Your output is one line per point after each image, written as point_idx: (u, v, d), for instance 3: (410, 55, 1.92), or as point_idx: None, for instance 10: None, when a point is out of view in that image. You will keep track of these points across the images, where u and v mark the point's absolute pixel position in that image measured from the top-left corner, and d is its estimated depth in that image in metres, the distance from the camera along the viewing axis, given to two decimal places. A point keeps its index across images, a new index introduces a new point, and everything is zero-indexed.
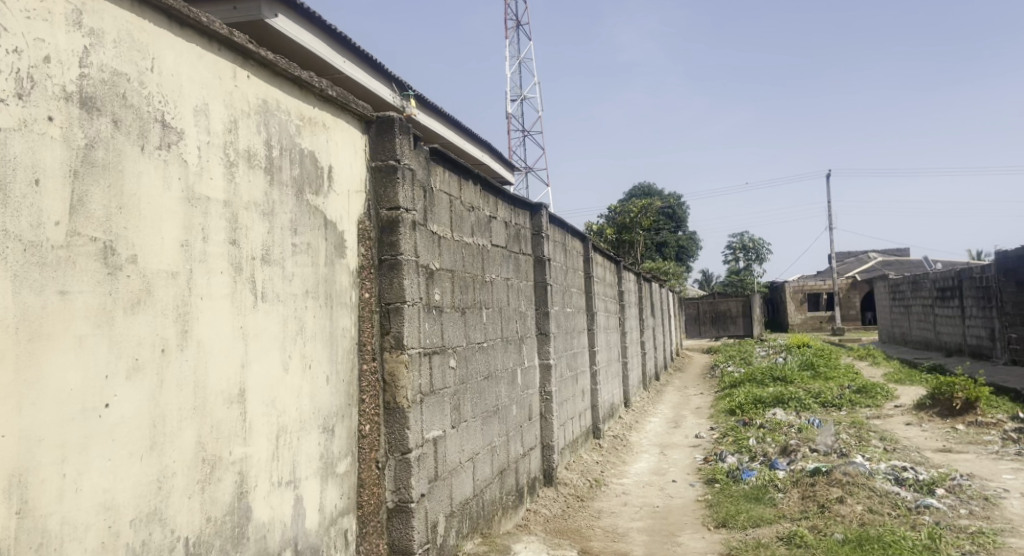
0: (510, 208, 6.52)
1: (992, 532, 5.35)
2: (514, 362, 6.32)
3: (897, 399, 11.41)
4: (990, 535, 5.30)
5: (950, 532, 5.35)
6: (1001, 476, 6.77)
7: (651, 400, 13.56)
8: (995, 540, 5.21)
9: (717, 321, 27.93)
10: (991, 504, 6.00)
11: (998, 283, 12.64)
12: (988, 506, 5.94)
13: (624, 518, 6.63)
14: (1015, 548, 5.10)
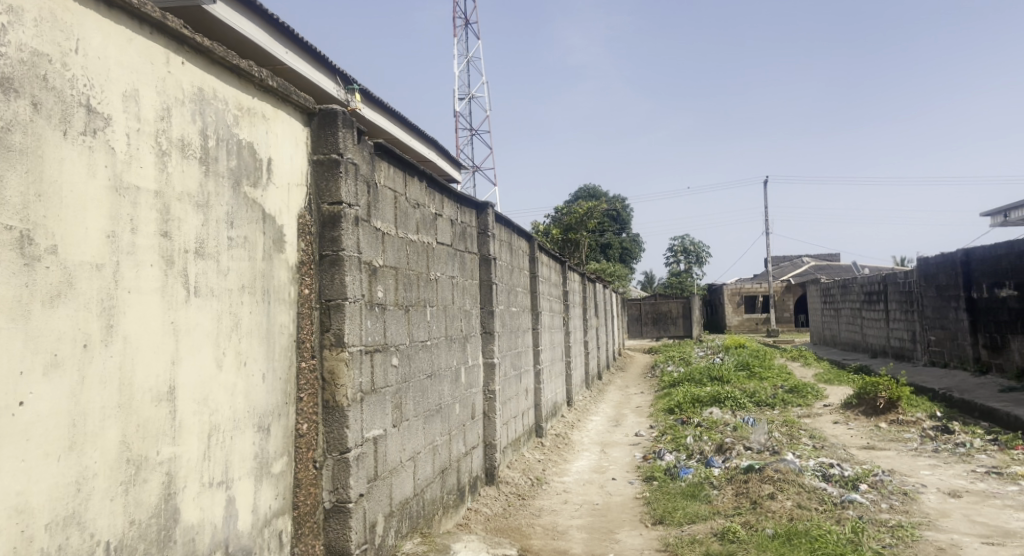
0: (456, 205, 6.46)
1: (911, 526, 5.52)
2: (457, 360, 6.27)
3: (827, 399, 11.69)
4: (909, 528, 5.46)
5: (873, 526, 5.50)
6: (920, 472, 6.99)
7: (593, 399, 13.63)
8: (914, 533, 5.37)
9: (658, 321, 28.28)
10: (910, 499, 6.18)
11: (921, 287, 13.06)
12: (907, 501, 6.12)
13: (564, 516, 6.64)
14: (933, 540, 5.26)
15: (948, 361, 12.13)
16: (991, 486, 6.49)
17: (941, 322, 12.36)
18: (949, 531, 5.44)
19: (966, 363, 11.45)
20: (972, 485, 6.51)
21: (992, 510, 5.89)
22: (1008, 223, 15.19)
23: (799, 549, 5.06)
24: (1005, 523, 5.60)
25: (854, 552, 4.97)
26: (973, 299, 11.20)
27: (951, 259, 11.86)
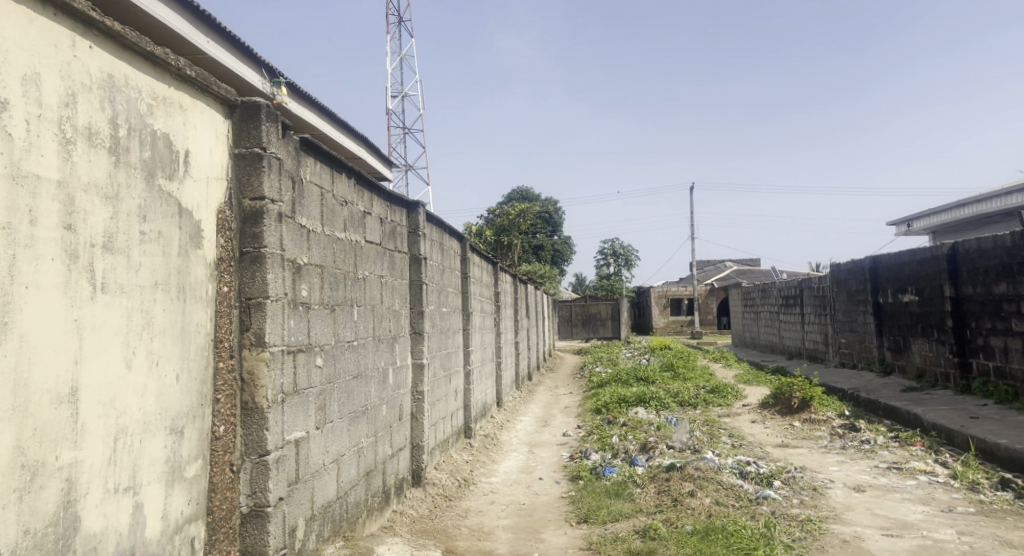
0: (386, 204, 6.38)
1: (819, 520, 5.69)
2: (385, 361, 6.19)
3: (746, 398, 11.98)
4: (817, 522, 5.63)
5: (784, 520, 5.65)
6: (828, 468, 7.22)
7: (523, 399, 13.66)
8: (822, 527, 5.54)
9: (588, 323, 28.53)
10: (819, 494, 6.37)
11: (833, 291, 13.51)
12: (817, 496, 6.31)
13: (491, 517, 6.62)
14: (839, 533, 5.43)
15: (857, 362, 12.58)
16: (893, 480, 6.73)
17: (851, 325, 12.81)
18: (853, 524, 5.63)
19: (874, 364, 11.88)
20: (876, 480, 6.74)
21: (894, 503, 6.11)
22: (912, 233, 15.68)
23: (715, 546, 5.16)
24: (906, 515, 5.80)
25: (767, 548, 5.09)
26: (879, 304, 11.63)
27: (861, 265, 12.27)
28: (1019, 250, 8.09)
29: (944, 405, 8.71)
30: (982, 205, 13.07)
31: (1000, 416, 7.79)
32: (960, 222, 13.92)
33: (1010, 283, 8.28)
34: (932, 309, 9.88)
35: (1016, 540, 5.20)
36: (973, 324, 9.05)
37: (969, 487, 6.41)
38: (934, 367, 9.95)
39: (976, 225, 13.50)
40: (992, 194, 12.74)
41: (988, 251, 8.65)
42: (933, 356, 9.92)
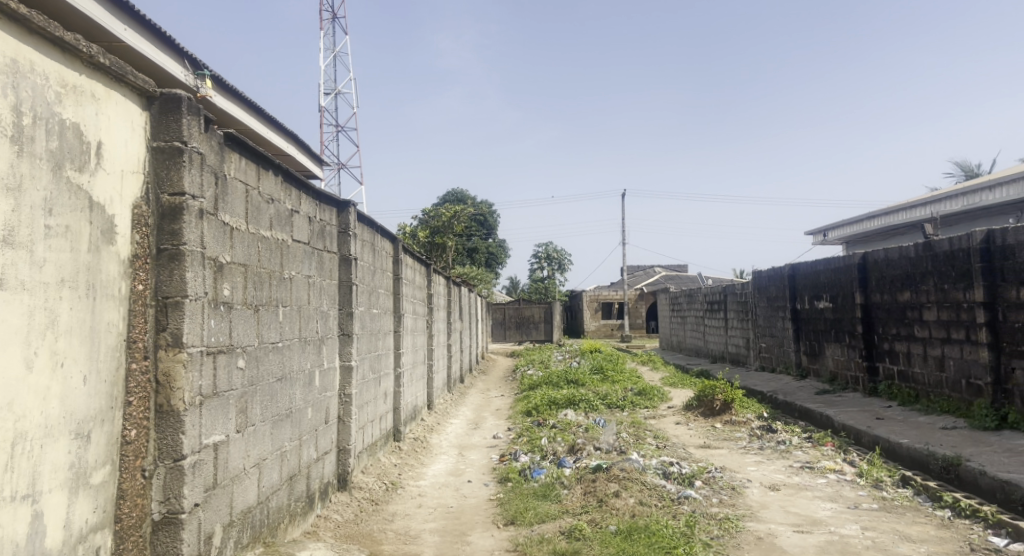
0: (315, 202, 6.25)
1: (736, 518, 5.81)
2: (311, 363, 6.07)
3: (672, 401, 12.16)
4: (734, 520, 5.75)
5: (703, 519, 5.75)
6: (746, 468, 7.37)
7: (454, 402, 13.59)
8: (738, 525, 5.66)
9: (521, 326, 28.55)
10: (737, 493, 6.49)
11: (754, 298, 13.84)
12: (735, 495, 6.43)
13: (418, 520, 6.56)
14: (753, 531, 5.55)
15: (776, 366, 12.92)
16: (805, 479, 6.91)
17: (770, 329, 13.15)
18: (767, 522, 5.76)
19: (791, 368, 12.22)
20: (789, 479, 6.91)
21: (805, 501, 6.27)
22: (827, 243, 16.11)
23: (638, 545, 5.22)
24: (816, 512, 5.96)
25: (687, 546, 5.17)
26: (796, 310, 11.95)
27: (780, 272, 12.60)
28: (921, 260, 8.41)
29: (853, 407, 9.00)
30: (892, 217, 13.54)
31: (903, 417, 8.10)
32: (870, 233, 14.40)
33: (913, 292, 8.61)
34: (844, 316, 10.20)
35: (916, 535, 5.40)
36: (880, 330, 9.39)
37: (873, 484, 6.62)
38: (845, 371, 10.29)
39: (886, 236, 13.98)
40: (901, 207, 13.22)
41: (894, 260, 8.96)
42: (845, 360, 10.26)
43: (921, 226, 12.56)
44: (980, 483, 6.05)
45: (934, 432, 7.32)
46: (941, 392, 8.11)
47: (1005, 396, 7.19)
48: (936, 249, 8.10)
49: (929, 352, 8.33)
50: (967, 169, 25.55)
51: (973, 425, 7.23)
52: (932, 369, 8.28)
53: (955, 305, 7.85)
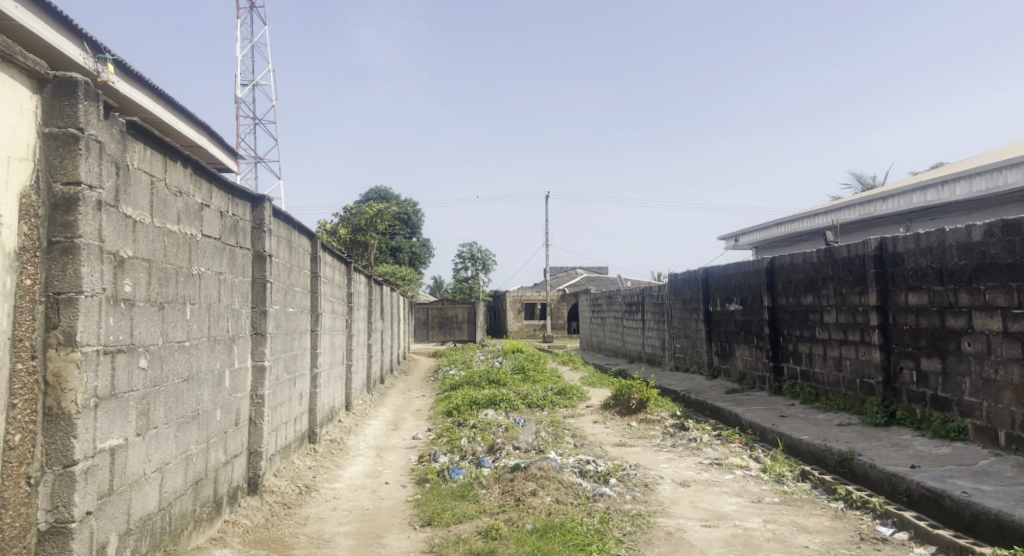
0: (227, 196, 6.03)
1: (648, 514, 5.87)
2: (221, 363, 5.85)
3: (590, 400, 12.26)
4: (646, 516, 5.81)
5: (616, 516, 5.79)
6: (659, 465, 7.46)
7: (373, 402, 13.39)
8: (650, 521, 5.72)
9: (444, 326, 28.33)
10: (650, 490, 6.56)
11: (670, 299, 14.08)
12: (648, 492, 6.49)
13: (331, 523, 6.40)
14: (664, 526, 5.62)
15: (689, 366, 13.17)
16: (714, 475, 7.03)
17: (684, 330, 13.39)
18: (677, 517, 5.83)
19: (703, 367, 12.47)
20: (699, 475, 7.02)
21: (713, 496, 6.37)
22: (738, 247, 16.45)
23: (553, 542, 5.21)
24: (723, 507, 6.07)
25: (600, 543, 5.19)
26: (709, 311, 12.19)
27: (695, 274, 12.83)
28: (823, 265, 8.66)
29: (760, 405, 9.24)
30: (796, 224, 13.91)
31: (806, 415, 8.35)
32: (778, 238, 14.73)
33: (816, 295, 8.86)
34: (753, 317, 10.45)
35: (813, 527, 5.56)
36: (785, 332, 9.65)
37: (776, 479, 6.78)
38: (752, 371, 10.56)
39: (793, 241, 14.32)
40: (806, 214, 13.54)
41: (799, 265, 9.21)
42: (753, 360, 10.52)
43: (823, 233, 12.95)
44: (871, 475, 6.27)
45: (832, 428, 7.57)
46: (838, 390, 8.41)
47: (895, 394, 7.49)
48: (836, 254, 8.36)
49: (828, 353, 8.60)
50: (864, 180, 26.42)
51: (866, 421, 7.53)
52: (831, 369, 8.54)
53: (852, 308, 8.11)
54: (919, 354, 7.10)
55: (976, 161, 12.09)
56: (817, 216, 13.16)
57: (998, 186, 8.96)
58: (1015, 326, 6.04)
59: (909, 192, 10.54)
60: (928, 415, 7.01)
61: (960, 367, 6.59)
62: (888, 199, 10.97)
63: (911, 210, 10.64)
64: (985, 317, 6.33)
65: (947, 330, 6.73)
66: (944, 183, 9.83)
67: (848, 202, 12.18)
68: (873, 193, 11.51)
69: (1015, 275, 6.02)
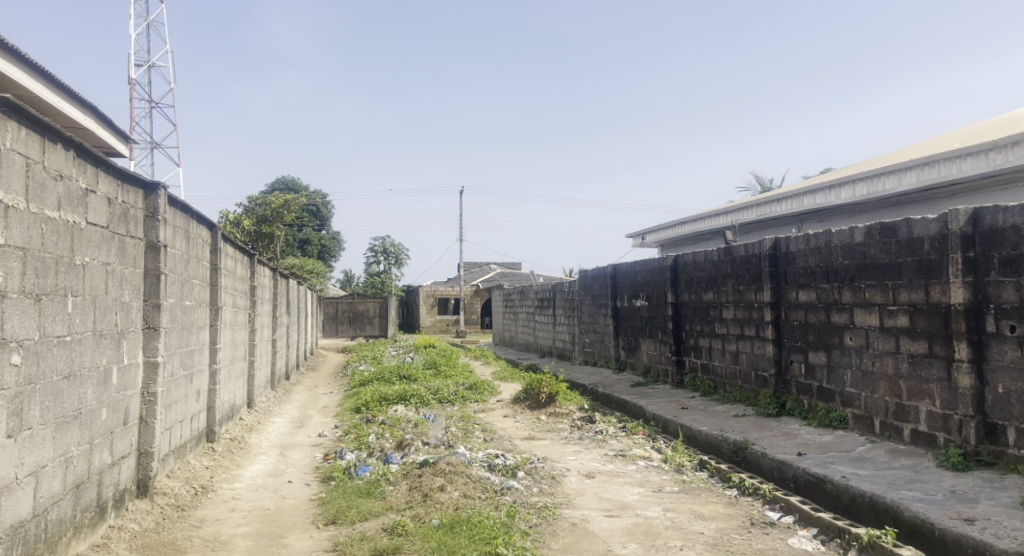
0: (116, 181, 5.67)
1: (554, 506, 5.83)
2: (108, 359, 5.50)
3: (501, 395, 12.20)
4: (552, 508, 5.76)
5: (523, 509, 5.73)
6: (566, 457, 7.45)
7: (277, 399, 12.97)
8: (556, 512, 5.68)
9: (355, 320, 27.73)
10: (556, 482, 6.53)
11: (580, 295, 14.15)
12: (554, 484, 6.46)
13: (229, 525, 6.12)
14: (569, 517, 5.59)
15: (597, 361, 13.28)
16: (617, 466, 7.07)
17: (593, 326, 13.50)
18: (582, 508, 5.81)
19: (611, 362, 12.59)
20: (604, 467, 7.04)
21: (617, 486, 6.39)
22: (645, 245, 16.67)
23: (459, 537, 5.11)
24: (625, 497, 6.09)
25: (506, 536, 5.11)
26: (617, 307, 12.30)
27: (604, 271, 12.94)
28: (722, 264, 8.82)
29: (662, 397, 9.38)
30: (699, 223, 14.18)
31: (704, 407, 8.51)
32: (682, 236, 15.01)
33: (715, 292, 9.02)
34: (658, 313, 10.58)
35: (708, 513, 5.64)
36: (687, 327, 9.80)
37: (675, 469, 6.85)
38: (656, 365, 10.73)
39: (696, 240, 14.60)
40: (707, 214, 13.82)
41: (700, 263, 9.37)
42: (657, 355, 10.66)
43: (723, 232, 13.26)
44: (762, 464, 6.41)
45: (728, 419, 7.72)
46: (734, 382, 8.59)
47: (785, 386, 7.70)
48: (734, 253, 8.52)
49: (726, 347, 8.78)
50: (762, 182, 27.39)
51: (759, 412, 7.72)
52: (728, 362, 8.73)
53: (748, 305, 8.29)
54: (806, 348, 7.31)
55: (867, 164, 12.58)
56: (717, 216, 13.45)
57: (879, 192, 9.30)
58: (890, 322, 6.27)
59: (801, 195, 10.85)
60: (814, 406, 7.23)
61: (842, 359, 6.81)
62: (782, 201, 11.28)
63: (802, 213, 10.97)
64: (865, 313, 6.54)
65: (832, 325, 6.94)
66: (831, 187, 10.17)
67: (746, 203, 12.47)
68: (768, 195, 11.82)
69: (891, 274, 6.23)
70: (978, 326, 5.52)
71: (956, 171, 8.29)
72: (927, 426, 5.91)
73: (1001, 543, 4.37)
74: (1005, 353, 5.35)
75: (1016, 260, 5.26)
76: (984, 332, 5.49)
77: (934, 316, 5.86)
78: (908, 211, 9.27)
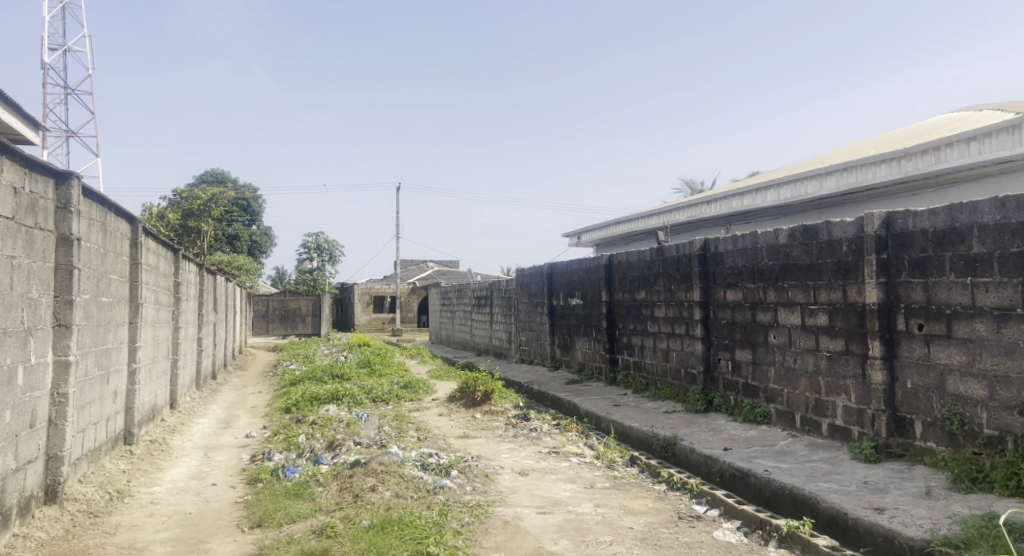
0: (22, 169, 5.33)
1: (487, 504, 5.73)
2: (12, 358, 5.17)
3: (436, 393, 12.03)
4: (486, 506, 5.66)
5: (455, 507, 5.60)
6: (500, 455, 7.34)
7: (203, 400, 12.54)
8: (489, 510, 5.57)
9: (286, 319, 26.92)
10: (490, 480, 6.42)
11: (517, 294, 14.08)
12: (488, 482, 6.36)
13: (147, 530, 5.83)
14: (501, 515, 5.49)
15: (534, 359, 13.22)
16: (550, 463, 7.00)
17: (530, 324, 13.44)
18: (514, 505, 5.72)
19: (546, 360, 12.55)
20: (537, 464, 6.96)
21: (549, 483, 6.32)
22: (581, 245, 16.71)
23: (390, 537, 4.96)
24: (557, 493, 6.02)
25: (438, 535, 4.99)
26: (553, 306, 12.26)
27: (540, 269, 12.89)
28: (655, 263, 8.84)
29: (595, 395, 9.37)
30: (633, 224, 14.26)
31: (637, 403, 8.52)
32: (618, 237, 15.07)
33: (648, 291, 9.04)
34: (592, 311, 10.59)
35: (638, 508, 5.61)
36: (620, 325, 9.81)
37: (607, 465, 6.82)
38: (590, 363, 10.73)
39: (631, 241, 14.68)
40: (640, 215, 13.90)
41: (633, 262, 9.38)
42: (592, 353, 10.65)
43: (656, 232, 13.34)
44: (690, 458, 6.43)
45: (658, 416, 7.74)
46: (665, 380, 8.62)
47: (713, 383, 7.75)
48: (666, 253, 8.54)
49: (657, 345, 8.80)
50: (695, 187, 27.82)
51: (688, 408, 7.77)
52: (659, 359, 8.76)
53: (678, 304, 8.32)
54: (733, 346, 7.37)
55: (793, 167, 12.82)
56: (650, 218, 13.54)
57: (802, 195, 9.47)
58: (811, 321, 6.34)
59: (729, 197, 10.98)
60: (740, 402, 7.29)
61: (766, 357, 6.88)
62: (712, 203, 11.41)
63: (730, 215, 11.09)
64: (788, 312, 6.61)
65: (757, 324, 7.01)
66: (758, 190, 10.31)
67: (677, 204, 12.58)
68: (698, 196, 11.94)
69: (812, 274, 6.31)
70: (890, 324, 5.61)
71: (872, 176, 8.48)
72: (843, 421, 6.00)
73: (908, 531, 4.44)
74: (913, 351, 5.45)
75: (923, 262, 5.35)
76: (895, 330, 5.59)
77: (850, 315, 5.95)
78: (829, 214, 9.45)
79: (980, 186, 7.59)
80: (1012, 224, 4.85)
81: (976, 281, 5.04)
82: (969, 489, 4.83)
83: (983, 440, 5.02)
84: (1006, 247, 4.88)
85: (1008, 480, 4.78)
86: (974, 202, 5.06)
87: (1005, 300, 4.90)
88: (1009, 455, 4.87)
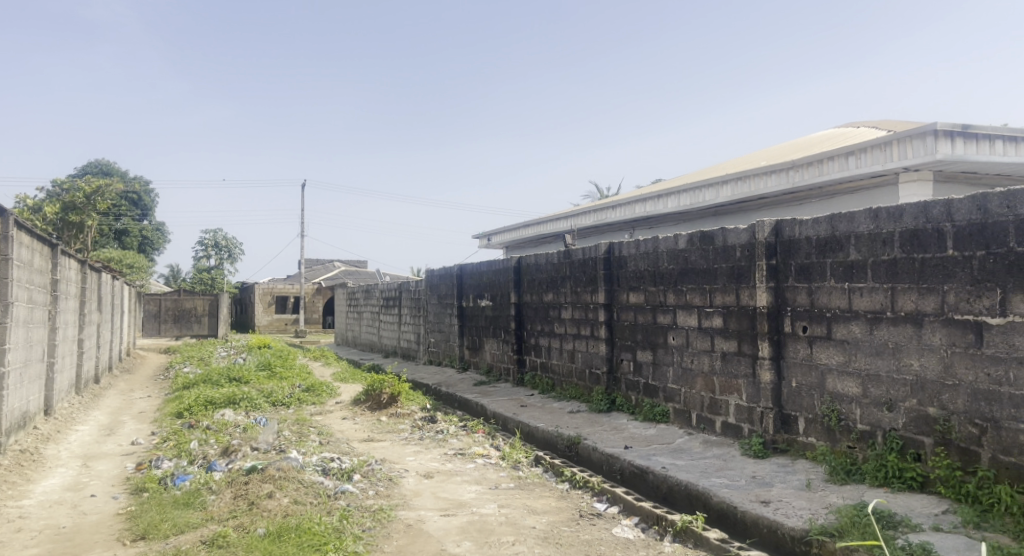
0: None
1: (389, 508, 5.50)
2: None
3: (341, 397, 11.66)
4: (388, 510, 5.43)
5: (357, 512, 5.36)
6: (405, 458, 7.11)
7: (84, 405, 11.77)
8: (391, 514, 5.35)
9: (180, 319, 25.80)
10: (393, 484, 6.19)
11: (426, 295, 13.81)
12: (391, 486, 6.12)
13: (14, 547, 5.34)
14: (403, 519, 5.27)
15: (443, 360, 13.00)
16: (456, 465, 6.82)
17: (439, 326, 13.22)
18: (417, 508, 5.52)
19: (455, 361, 12.34)
20: (443, 466, 6.77)
21: (454, 485, 6.13)
22: (491, 246, 16.56)
23: (286, 545, 4.67)
24: (462, 495, 5.84)
25: (337, 542, 4.74)
26: (462, 307, 12.08)
27: (449, 270, 12.68)
28: (562, 266, 8.78)
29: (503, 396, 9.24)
30: (542, 227, 14.21)
31: (543, 403, 8.44)
32: (527, 239, 14.99)
33: (554, 293, 8.98)
34: (501, 313, 10.47)
35: (541, 508, 5.49)
36: (528, 326, 9.72)
37: (512, 465, 6.68)
38: (498, 364, 10.60)
39: (540, 244, 14.62)
40: (548, 218, 13.86)
41: (541, 264, 9.30)
42: (500, 354, 10.53)
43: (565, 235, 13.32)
44: (592, 457, 6.37)
45: (563, 415, 7.68)
46: (571, 380, 8.57)
47: (615, 383, 7.74)
48: (574, 256, 8.47)
49: (563, 346, 8.75)
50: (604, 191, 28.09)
51: (591, 408, 7.73)
52: (565, 360, 8.71)
53: (583, 306, 8.28)
54: (635, 347, 7.36)
55: (698, 172, 12.99)
56: (559, 221, 13.51)
57: (700, 202, 9.59)
58: (706, 323, 6.38)
59: (632, 201, 11.05)
60: (640, 402, 7.28)
61: (665, 358, 6.89)
62: (617, 207, 11.47)
63: (633, 219, 11.16)
64: (686, 314, 6.63)
65: (657, 325, 7.01)
66: (659, 196, 10.40)
67: (584, 208, 12.59)
68: (604, 200, 11.97)
69: (708, 278, 6.34)
70: (778, 326, 5.68)
71: (762, 186, 8.65)
72: (735, 419, 6.05)
73: (790, 522, 4.47)
74: (798, 351, 5.52)
75: (808, 268, 5.43)
76: (783, 332, 5.66)
77: (743, 317, 6.00)
78: (724, 220, 9.59)
79: (860, 198, 7.77)
80: (883, 233, 4.94)
81: (852, 286, 5.13)
82: (844, 480, 4.93)
83: (856, 435, 5.12)
84: (879, 254, 4.96)
85: (876, 471, 4.88)
86: (852, 211, 5.14)
87: (876, 304, 4.99)
88: (878, 448, 4.97)
